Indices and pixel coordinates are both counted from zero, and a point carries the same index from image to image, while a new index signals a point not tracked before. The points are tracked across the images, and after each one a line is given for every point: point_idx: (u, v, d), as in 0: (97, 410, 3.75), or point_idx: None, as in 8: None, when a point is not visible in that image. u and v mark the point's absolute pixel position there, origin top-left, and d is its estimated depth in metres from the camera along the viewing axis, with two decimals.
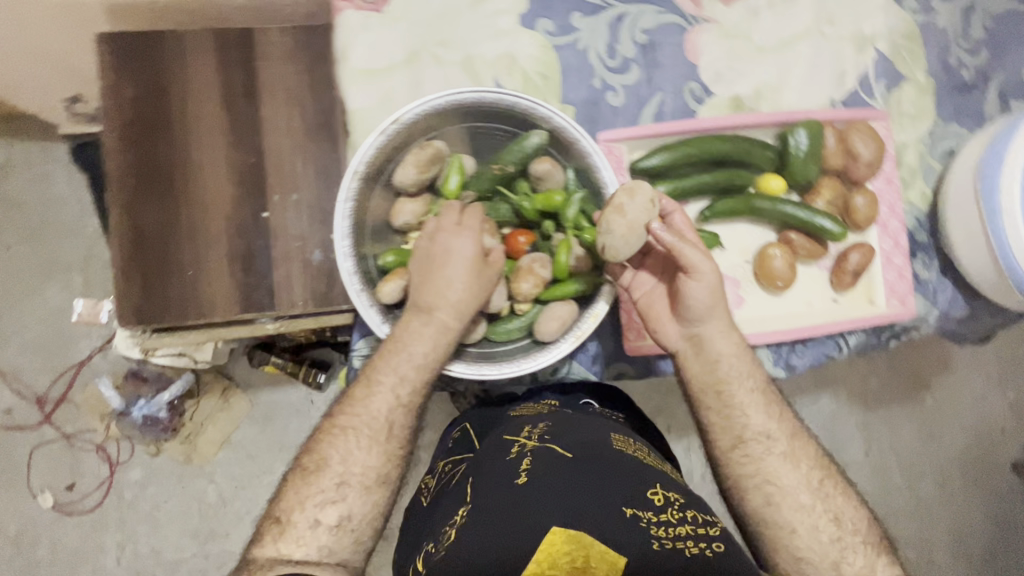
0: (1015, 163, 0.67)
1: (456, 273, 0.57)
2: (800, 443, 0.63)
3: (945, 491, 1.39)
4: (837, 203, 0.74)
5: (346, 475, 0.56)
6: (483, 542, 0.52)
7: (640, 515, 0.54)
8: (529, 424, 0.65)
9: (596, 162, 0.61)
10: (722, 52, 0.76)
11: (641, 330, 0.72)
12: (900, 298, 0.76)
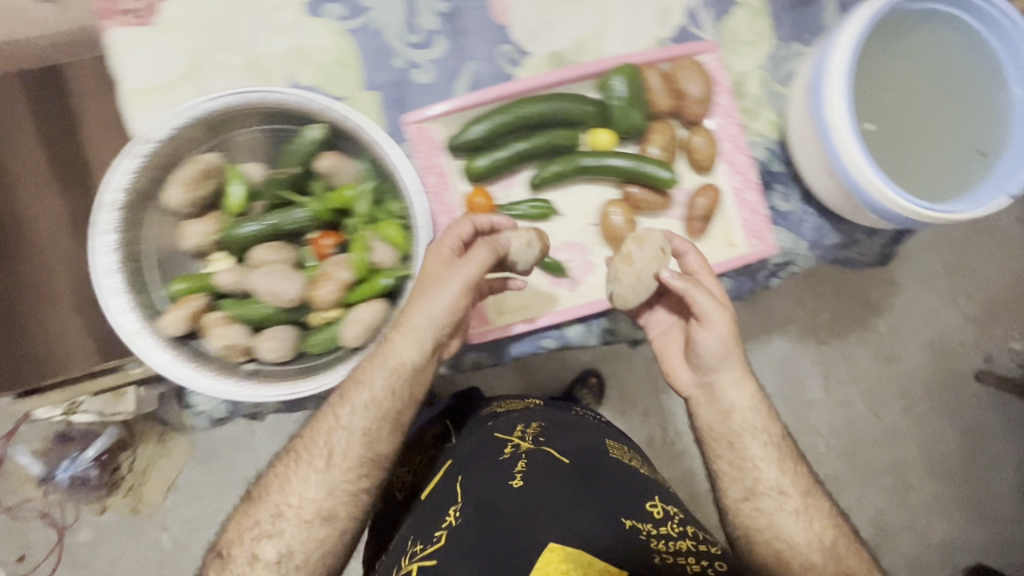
0: (835, 94, 0.61)
1: (437, 307, 0.54)
2: (815, 501, 0.67)
3: (911, 415, 1.35)
4: (672, 147, 0.70)
5: (284, 505, 0.57)
6: (473, 544, 0.58)
7: (640, 526, 0.61)
8: (522, 425, 0.72)
9: (381, 147, 0.57)
10: (533, 7, 0.71)
11: (483, 315, 0.67)
12: (758, 236, 0.72)
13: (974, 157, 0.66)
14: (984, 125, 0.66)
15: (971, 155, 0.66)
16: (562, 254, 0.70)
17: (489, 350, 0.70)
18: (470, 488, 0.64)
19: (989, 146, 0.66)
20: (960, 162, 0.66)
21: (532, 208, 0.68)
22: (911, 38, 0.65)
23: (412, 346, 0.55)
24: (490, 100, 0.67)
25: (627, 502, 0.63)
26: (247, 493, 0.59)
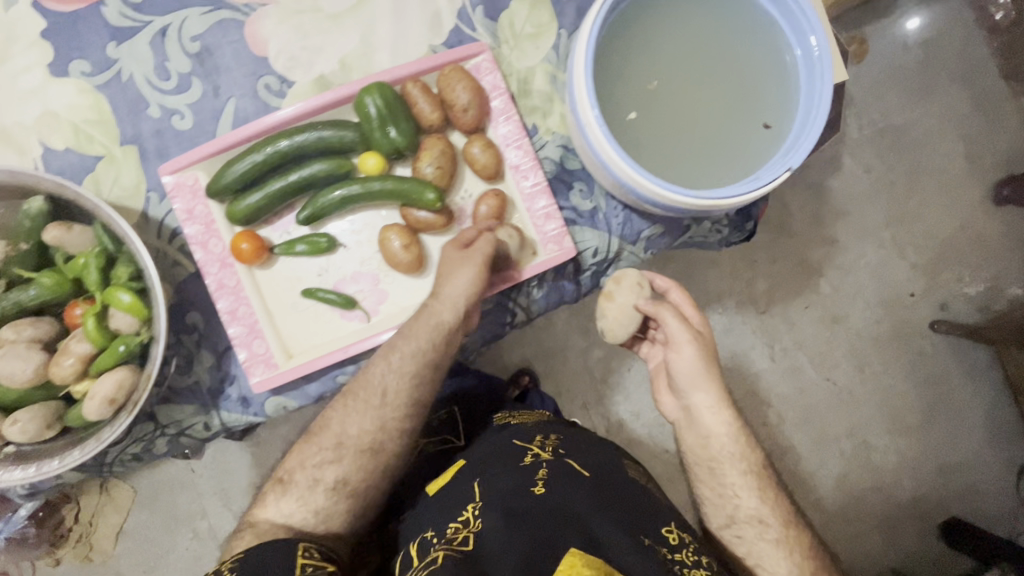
0: (585, 104, 0.58)
1: (460, 283, 0.63)
2: (795, 530, 0.67)
3: (866, 374, 1.27)
4: (448, 160, 0.66)
5: (342, 436, 0.65)
6: (495, 526, 0.56)
7: (658, 548, 0.56)
8: (540, 435, 0.70)
9: (103, 213, 0.55)
10: (290, 32, 0.68)
11: (268, 361, 0.65)
12: (557, 240, 0.68)
13: (759, 131, 0.62)
14: (767, 95, 0.62)
15: (756, 129, 0.62)
16: (351, 286, 0.68)
17: (287, 394, 0.68)
18: (488, 489, 0.62)
19: (773, 117, 0.62)
20: (745, 137, 0.62)
21: (304, 246, 0.65)
22: (674, 11, 0.61)
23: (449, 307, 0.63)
24: (247, 138, 0.64)
25: (641, 520, 0.59)
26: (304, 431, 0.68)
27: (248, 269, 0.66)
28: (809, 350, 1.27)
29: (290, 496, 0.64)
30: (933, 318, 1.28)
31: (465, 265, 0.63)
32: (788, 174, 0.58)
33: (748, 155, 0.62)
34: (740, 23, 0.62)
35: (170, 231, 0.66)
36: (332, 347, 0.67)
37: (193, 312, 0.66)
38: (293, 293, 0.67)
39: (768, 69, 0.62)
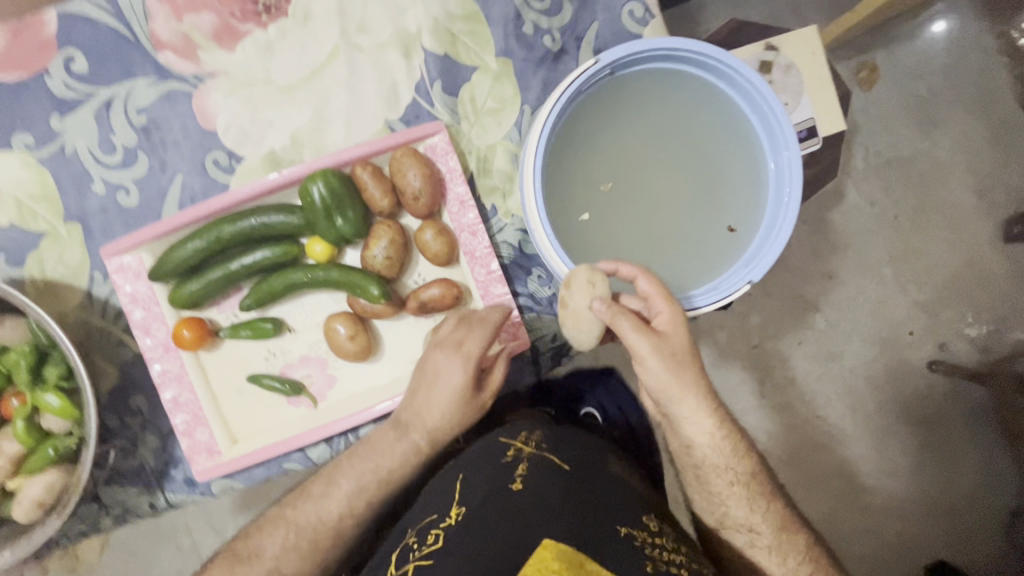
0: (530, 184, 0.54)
1: (436, 398, 0.59)
2: (788, 535, 0.60)
3: (865, 424, 1.11)
4: (398, 246, 0.63)
5: (293, 530, 0.58)
6: (473, 532, 0.48)
7: (634, 534, 0.49)
8: (524, 430, 0.62)
9: (32, 313, 0.54)
10: (240, 105, 0.65)
11: (211, 449, 0.64)
12: (513, 331, 0.66)
13: (724, 234, 0.59)
14: (736, 197, 0.59)
15: (719, 231, 0.59)
16: (298, 370, 0.66)
17: (234, 477, 0.66)
18: (467, 487, 0.54)
19: (740, 221, 0.59)
20: (708, 239, 0.59)
21: (248, 333, 0.64)
22: (647, 96, 0.58)
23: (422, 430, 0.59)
24: (189, 221, 0.62)
25: (624, 511, 0.52)
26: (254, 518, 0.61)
27: (192, 354, 0.64)
28: (804, 395, 1.11)
29: None
30: (931, 359, 1.12)
31: (456, 367, 0.58)
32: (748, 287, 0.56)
33: (710, 260, 0.59)
34: (712, 119, 0.59)
35: (115, 311, 0.65)
36: (275, 435, 0.65)
37: (137, 394, 0.65)
38: (239, 378, 0.66)
39: (739, 169, 0.59)
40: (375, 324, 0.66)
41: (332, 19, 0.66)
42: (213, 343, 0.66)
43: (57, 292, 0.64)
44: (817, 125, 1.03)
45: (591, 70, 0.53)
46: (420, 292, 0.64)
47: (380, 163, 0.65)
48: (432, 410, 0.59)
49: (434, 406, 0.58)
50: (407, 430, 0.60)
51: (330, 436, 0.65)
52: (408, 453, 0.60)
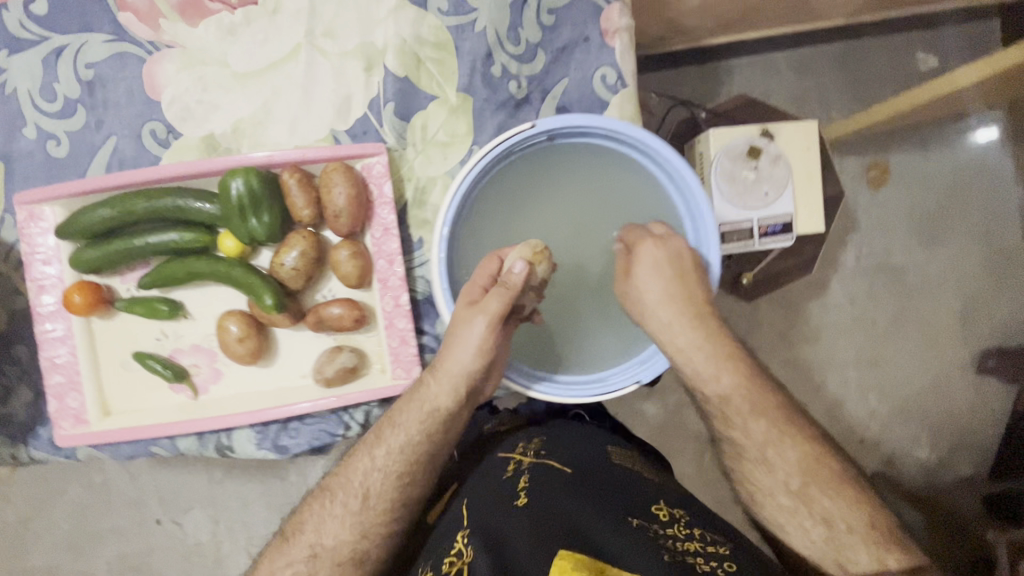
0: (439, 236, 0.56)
1: (465, 352, 0.55)
2: (790, 451, 0.52)
3: None
4: (308, 258, 0.62)
5: (316, 545, 0.52)
6: (485, 539, 0.49)
7: (647, 524, 0.49)
8: (519, 442, 0.63)
9: None
10: (190, 82, 0.64)
11: (79, 416, 0.63)
12: (407, 368, 0.64)
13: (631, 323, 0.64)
14: None
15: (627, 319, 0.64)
16: (186, 357, 0.65)
17: (99, 449, 0.65)
18: (474, 513, 0.54)
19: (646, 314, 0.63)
20: (610, 324, 0.65)
21: (139, 310, 0.63)
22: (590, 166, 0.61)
23: (447, 386, 0.56)
24: (106, 188, 0.61)
25: (632, 503, 0.52)
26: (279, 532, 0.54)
27: (83, 319, 0.64)
28: None
29: None
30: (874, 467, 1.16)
31: (477, 318, 0.55)
32: (635, 387, 0.58)
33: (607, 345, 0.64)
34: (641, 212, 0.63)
35: (16, 257, 0.64)
36: (147, 416, 0.64)
37: (21, 345, 0.64)
38: (126, 352, 0.65)
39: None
40: (273, 329, 0.66)
41: (301, 17, 0.64)
42: (107, 312, 0.65)
43: None
44: (793, 222, 1.02)
45: (525, 133, 0.54)
46: (321, 307, 0.63)
47: (313, 171, 0.64)
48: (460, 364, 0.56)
49: (463, 355, 0.55)
50: (428, 392, 0.56)
51: (198, 432, 0.64)
52: (422, 415, 0.56)
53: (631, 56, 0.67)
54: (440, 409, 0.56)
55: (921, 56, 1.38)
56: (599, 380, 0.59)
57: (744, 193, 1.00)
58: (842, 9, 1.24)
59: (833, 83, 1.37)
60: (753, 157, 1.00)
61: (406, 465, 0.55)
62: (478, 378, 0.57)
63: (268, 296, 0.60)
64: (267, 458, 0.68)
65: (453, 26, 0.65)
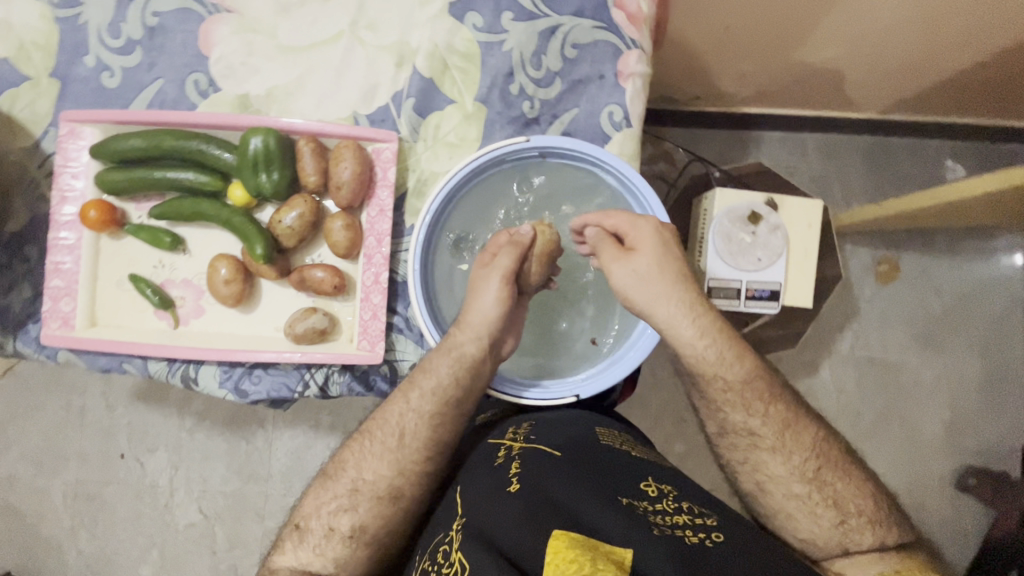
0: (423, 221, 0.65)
1: (486, 301, 0.66)
2: (793, 435, 0.61)
3: None
4: (305, 220, 0.67)
5: (358, 482, 0.61)
6: (483, 531, 0.54)
7: (637, 502, 0.54)
8: (513, 424, 0.67)
9: None
10: (239, 45, 0.71)
11: (65, 320, 0.67)
12: (372, 342, 0.68)
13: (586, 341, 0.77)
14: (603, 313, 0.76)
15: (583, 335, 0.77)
16: (177, 289, 0.71)
17: (79, 355, 0.69)
18: (475, 496, 0.59)
19: (598, 333, 0.77)
20: (573, 335, 0.78)
21: (144, 236, 0.69)
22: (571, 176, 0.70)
23: (472, 333, 0.65)
24: (143, 122, 0.67)
25: (619, 482, 0.57)
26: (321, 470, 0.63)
27: (94, 233, 0.69)
28: None
29: (309, 542, 0.60)
30: None
31: (491, 279, 0.66)
32: (572, 398, 0.68)
33: (563, 354, 0.77)
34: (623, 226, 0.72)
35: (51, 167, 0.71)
36: (129, 334, 0.69)
37: (33, 247, 0.70)
38: (124, 272, 0.71)
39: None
40: (259, 279, 0.71)
41: (349, 8, 0.71)
42: (115, 232, 0.71)
43: (14, 131, 0.70)
44: (781, 291, 1.05)
45: (519, 145, 0.65)
46: (306, 268, 0.68)
47: (328, 144, 0.70)
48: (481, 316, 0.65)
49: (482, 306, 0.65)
50: (456, 341, 0.65)
51: (169, 358, 0.68)
52: (451, 359, 0.64)
53: (640, 100, 0.72)
54: (465, 355, 0.64)
55: (949, 165, 1.41)
56: (542, 387, 0.69)
57: (737, 254, 1.02)
58: (875, 103, 1.28)
59: (858, 173, 1.41)
60: (752, 222, 1.03)
61: (438, 405, 0.63)
62: (497, 330, 0.66)
63: (258, 242, 0.65)
64: (227, 399, 0.71)
65: (483, 43, 0.71)
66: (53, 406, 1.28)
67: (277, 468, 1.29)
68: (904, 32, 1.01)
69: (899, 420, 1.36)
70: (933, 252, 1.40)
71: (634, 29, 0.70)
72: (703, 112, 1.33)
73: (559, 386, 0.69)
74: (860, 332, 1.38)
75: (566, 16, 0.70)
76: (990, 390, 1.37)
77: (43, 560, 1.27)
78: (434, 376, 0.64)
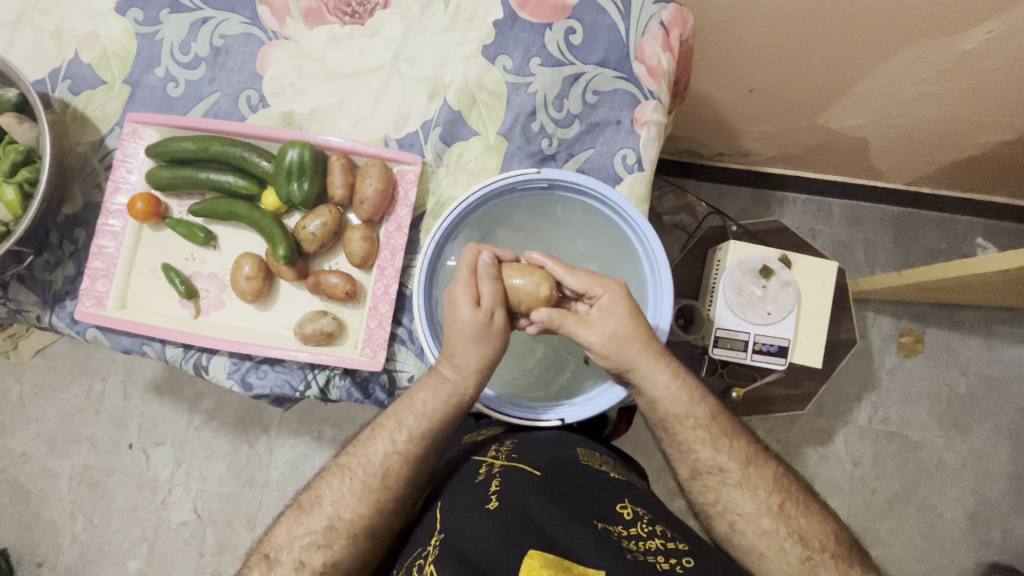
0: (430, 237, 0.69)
1: (470, 355, 0.63)
2: (757, 470, 0.64)
3: None
4: (329, 228, 0.72)
5: (333, 519, 0.61)
6: (458, 548, 0.55)
7: (612, 528, 0.56)
8: (496, 444, 0.69)
9: (40, 126, 0.68)
10: (292, 69, 0.78)
11: (99, 300, 0.72)
12: (374, 349, 0.70)
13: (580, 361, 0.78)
14: None
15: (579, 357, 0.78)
16: (203, 282, 0.76)
17: (105, 334, 0.74)
18: (449, 515, 0.60)
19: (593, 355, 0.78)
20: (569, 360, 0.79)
21: (179, 228, 0.75)
22: (576, 210, 0.74)
23: (472, 380, 0.64)
24: (196, 128, 0.75)
25: (596, 506, 0.58)
26: (298, 502, 0.63)
27: (137, 223, 0.76)
28: None
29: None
30: None
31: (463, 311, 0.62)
32: (556, 422, 0.69)
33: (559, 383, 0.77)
34: (612, 261, 0.74)
35: (110, 161, 0.78)
36: (153, 319, 0.73)
37: (82, 230, 0.77)
38: (158, 262, 0.76)
39: None
40: (279, 279, 0.76)
41: (393, 43, 0.78)
42: (156, 225, 0.77)
43: (85, 126, 0.78)
44: (789, 348, 1.04)
45: (530, 175, 0.69)
46: (322, 273, 0.72)
47: (358, 162, 0.76)
48: (466, 360, 0.64)
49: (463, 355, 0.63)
50: (454, 383, 0.65)
51: (186, 344, 0.72)
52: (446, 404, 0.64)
53: (654, 146, 0.75)
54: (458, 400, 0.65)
55: (979, 242, 1.39)
56: (528, 408, 0.70)
57: (747, 306, 1.02)
58: (902, 174, 1.29)
59: (883, 242, 1.41)
60: (764, 276, 1.03)
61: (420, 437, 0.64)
62: (485, 373, 0.65)
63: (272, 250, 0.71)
64: (233, 390, 0.74)
65: (511, 83, 0.76)
66: (75, 389, 1.34)
67: (275, 476, 1.31)
68: (928, 107, 1.03)
69: (916, 502, 1.30)
70: (961, 330, 1.36)
71: (653, 82, 0.75)
72: (728, 168, 1.36)
73: (546, 410, 0.70)
74: (879, 405, 1.34)
75: (590, 65, 0.75)
76: (1017, 481, 1.30)
77: (39, 541, 1.30)
78: (417, 407, 0.65)
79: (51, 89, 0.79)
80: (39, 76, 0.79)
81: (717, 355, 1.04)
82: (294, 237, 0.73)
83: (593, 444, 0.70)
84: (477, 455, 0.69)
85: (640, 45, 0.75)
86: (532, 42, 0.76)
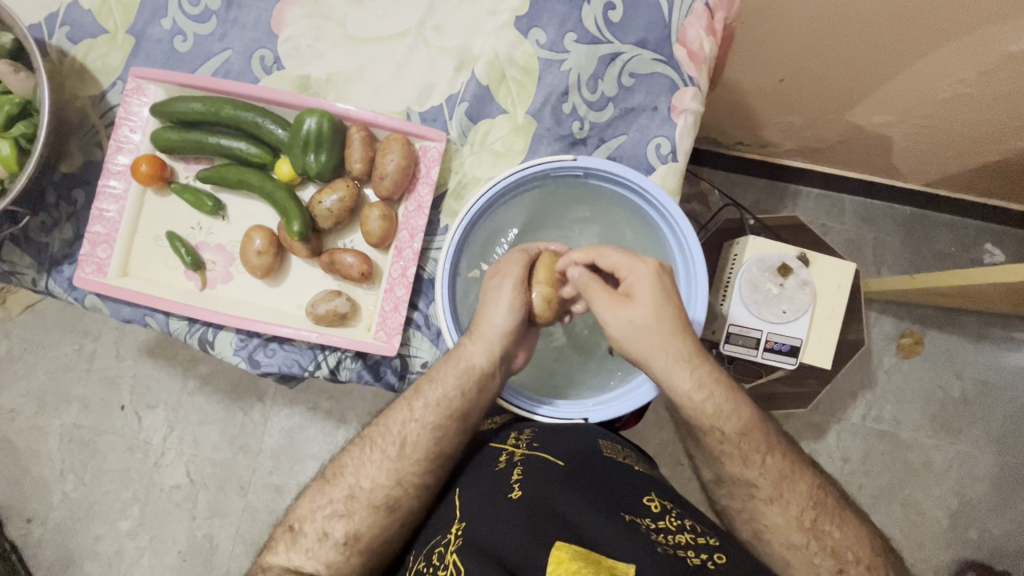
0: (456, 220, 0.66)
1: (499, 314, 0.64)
2: (790, 484, 0.62)
3: None
4: (346, 204, 0.69)
5: (355, 488, 0.61)
6: (481, 540, 0.53)
7: (641, 520, 0.54)
8: (517, 431, 0.67)
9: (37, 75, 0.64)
10: (309, 29, 0.73)
11: (100, 266, 0.69)
12: (389, 333, 0.68)
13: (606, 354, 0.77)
14: None
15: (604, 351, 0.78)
16: (209, 253, 0.72)
17: (105, 302, 0.70)
18: (470, 505, 0.59)
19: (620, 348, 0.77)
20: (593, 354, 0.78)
21: (184, 195, 0.71)
22: (603, 196, 0.71)
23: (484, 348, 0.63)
24: (206, 88, 0.70)
25: (622, 498, 0.57)
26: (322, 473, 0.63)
27: (140, 187, 0.71)
28: None
29: (301, 545, 0.58)
30: None
31: (506, 281, 0.65)
32: (579, 421, 0.68)
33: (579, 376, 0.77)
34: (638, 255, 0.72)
35: (110, 119, 0.73)
36: (158, 290, 0.70)
37: (81, 190, 0.72)
38: (162, 229, 0.73)
39: None
40: (290, 255, 0.72)
41: (420, 7, 0.73)
42: (160, 189, 0.73)
43: (85, 78, 0.73)
44: (801, 348, 1.02)
45: (565, 162, 0.66)
46: (337, 252, 0.69)
47: (378, 135, 0.72)
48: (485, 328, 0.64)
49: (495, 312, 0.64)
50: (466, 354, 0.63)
51: (190, 317, 0.69)
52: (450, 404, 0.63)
53: (690, 136, 0.72)
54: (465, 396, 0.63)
55: (989, 248, 1.38)
56: (550, 406, 0.69)
57: (761, 303, 1.00)
58: (920, 176, 1.27)
59: (891, 242, 1.39)
60: (782, 274, 1.01)
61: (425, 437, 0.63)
62: (510, 340, 0.65)
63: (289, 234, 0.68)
64: (240, 366, 0.71)
65: (543, 59, 0.72)
66: (66, 347, 1.31)
67: (269, 445, 1.29)
68: (959, 109, 1.00)
69: (901, 500, 1.32)
70: (961, 334, 1.36)
71: (693, 67, 0.71)
72: (746, 159, 1.33)
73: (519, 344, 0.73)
74: (873, 404, 1.35)
75: (629, 44, 0.71)
76: (1001, 485, 1.32)
77: (28, 497, 1.28)
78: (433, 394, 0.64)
79: (48, 35, 0.73)
80: (35, 20, 0.73)
81: (727, 351, 1.03)
82: (307, 212, 0.70)
83: (616, 439, 0.69)
84: (496, 443, 0.67)
85: (683, 27, 0.70)
86: (568, 16, 0.71)
